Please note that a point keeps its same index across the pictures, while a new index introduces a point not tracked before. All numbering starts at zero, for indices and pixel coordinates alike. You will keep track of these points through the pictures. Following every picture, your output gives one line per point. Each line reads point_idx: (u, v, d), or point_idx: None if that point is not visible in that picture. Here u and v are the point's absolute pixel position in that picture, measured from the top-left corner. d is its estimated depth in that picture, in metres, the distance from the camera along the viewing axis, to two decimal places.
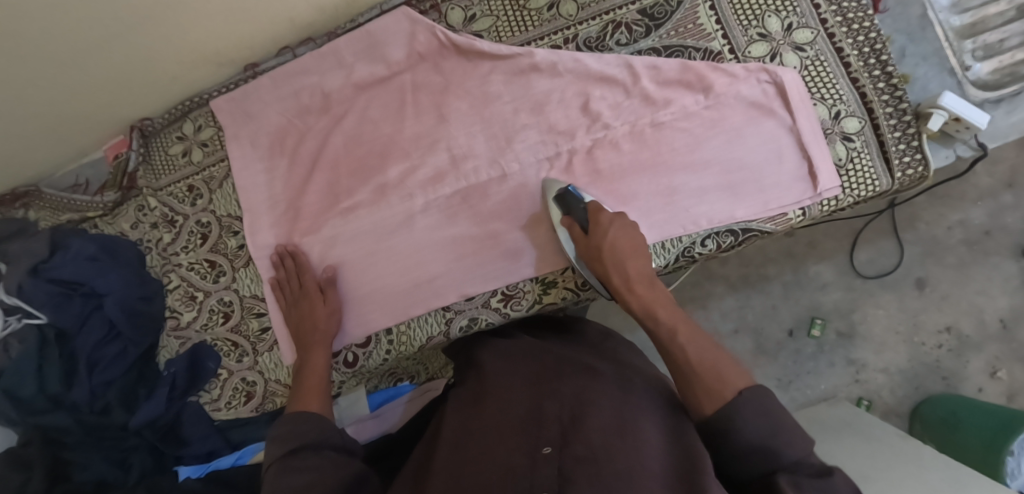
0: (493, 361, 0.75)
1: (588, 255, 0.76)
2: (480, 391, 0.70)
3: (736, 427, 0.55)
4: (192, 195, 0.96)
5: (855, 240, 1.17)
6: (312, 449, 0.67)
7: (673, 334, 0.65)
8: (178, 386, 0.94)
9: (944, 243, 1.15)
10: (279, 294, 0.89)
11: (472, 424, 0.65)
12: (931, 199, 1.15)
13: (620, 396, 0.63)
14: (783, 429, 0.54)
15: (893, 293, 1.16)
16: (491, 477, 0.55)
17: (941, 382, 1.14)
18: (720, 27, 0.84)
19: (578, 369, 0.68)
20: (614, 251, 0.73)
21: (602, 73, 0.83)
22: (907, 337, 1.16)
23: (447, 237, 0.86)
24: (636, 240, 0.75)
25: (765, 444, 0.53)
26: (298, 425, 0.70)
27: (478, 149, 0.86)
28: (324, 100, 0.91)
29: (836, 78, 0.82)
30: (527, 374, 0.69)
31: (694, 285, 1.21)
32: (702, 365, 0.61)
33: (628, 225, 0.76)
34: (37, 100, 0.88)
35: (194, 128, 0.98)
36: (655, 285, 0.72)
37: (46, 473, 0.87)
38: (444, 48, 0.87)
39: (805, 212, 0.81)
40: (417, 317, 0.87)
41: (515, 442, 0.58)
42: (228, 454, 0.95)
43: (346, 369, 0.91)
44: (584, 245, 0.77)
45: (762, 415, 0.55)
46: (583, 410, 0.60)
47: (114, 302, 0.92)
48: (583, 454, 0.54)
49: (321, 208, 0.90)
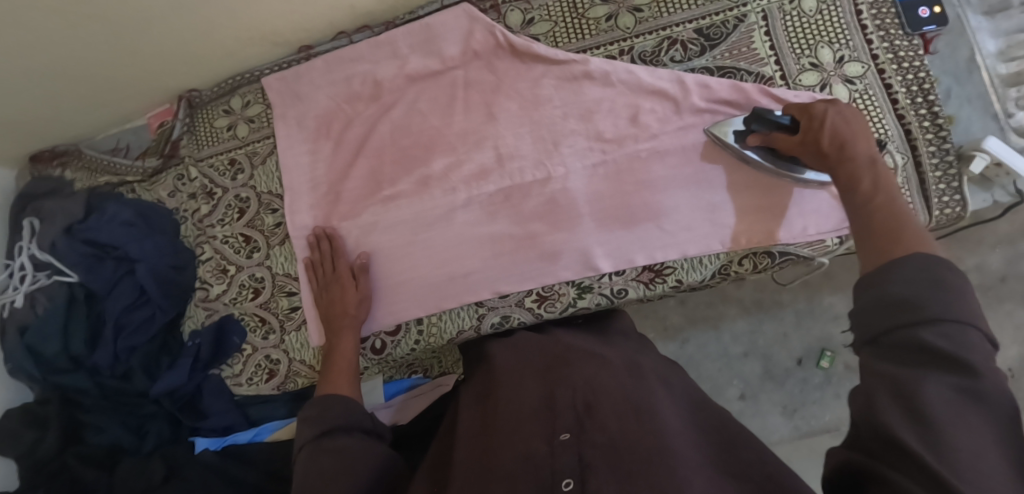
0: (505, 357, 0.76)
1: (802, 150, 0.69)
2: (490, 385, 0.71)
3: (886, 282, 0.46)
4: (233, 169, 0.97)
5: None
6: (343, 432, 0.67)
7: (869, 193, 0.58)
8: (201, 358, 0.93)
9: None
10: (311, 275, 0.89)
11: (488, 417, 0.66)
12: (951, 241, 1.17)
13: (629, 381, 0.66)
14: (940, 290, 0.43)
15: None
16: (513, 468, 0.56)
17: None
18: (774, 54, 0.85)
19: (588, 358, 0.70)
20: (834, 140, 0.65)
21: (655, 86, 0.85)
22: None
23: (488, 232, 0.86)
24: (865, 127, 0.66)
25: (911, 301, 0.43)
26: (324, 406, 0.70)
27: (524, 150, 0.87)
28: (374, 88, 0.92)
29: (883, 113, 0.84)
30: (538, 365, 0.71)
31: (708, 304, 1.23)
32: (886, 222, 0.53)
33: (849, 115, 0.67)
34: (93, 60, 0.88)
35: (242, 103, 0.98)
36: (877, 167, 0.61)
37: (61, 435, 0.91)
38: (500, 48, 0.88)
39: (840, 242, 0.84)
40: (449, 310, 0.88)
41: (534, 429, 0.60)
42: (245, 430, 0.94)
43: (373, 355, 0.91)
44: (794, 140, 0.70)
45: (938, 278, 0.44)
46: (596, 399, 0.61)
47: (148, 268, 0.92)
48: (601, 442, 0.55)
49: (362, 193, 0.91)
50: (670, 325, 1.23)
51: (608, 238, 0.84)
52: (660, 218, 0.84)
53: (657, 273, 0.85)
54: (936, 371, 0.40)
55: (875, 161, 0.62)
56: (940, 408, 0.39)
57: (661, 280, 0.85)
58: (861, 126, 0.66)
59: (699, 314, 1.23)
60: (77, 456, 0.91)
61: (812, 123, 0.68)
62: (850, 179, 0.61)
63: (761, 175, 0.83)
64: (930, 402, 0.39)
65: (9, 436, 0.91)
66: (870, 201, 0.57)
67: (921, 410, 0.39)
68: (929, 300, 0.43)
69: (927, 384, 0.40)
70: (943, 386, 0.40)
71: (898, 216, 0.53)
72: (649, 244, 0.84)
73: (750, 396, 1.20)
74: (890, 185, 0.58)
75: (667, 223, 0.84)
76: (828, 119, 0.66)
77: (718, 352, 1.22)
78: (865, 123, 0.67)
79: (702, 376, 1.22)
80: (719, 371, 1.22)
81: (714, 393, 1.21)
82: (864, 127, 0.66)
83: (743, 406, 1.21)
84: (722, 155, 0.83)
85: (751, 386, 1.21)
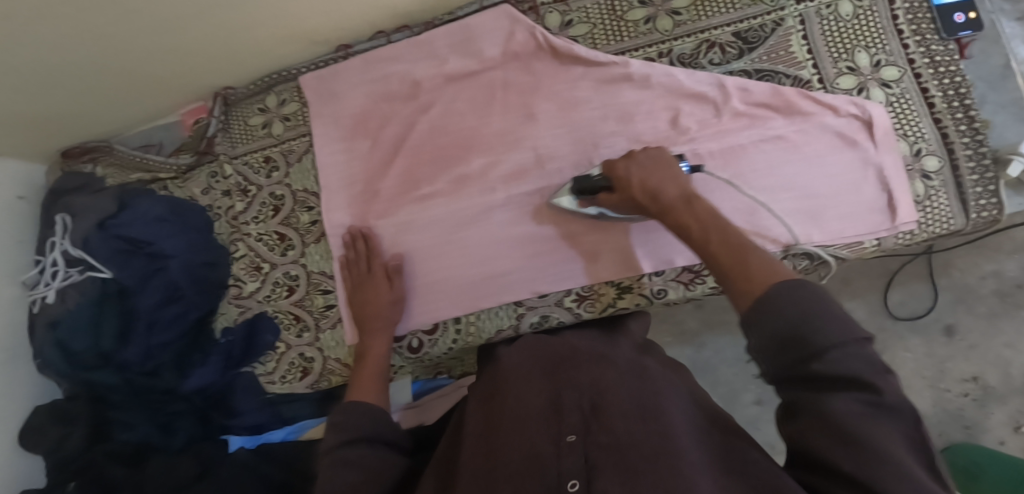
0: (515, 354, 0.75)
1: (624, 205, 0.75)
2: (495, 382, 0.71)
3: (771, 317, 0.50)
4: (268, 166, 0.97)
5: (890, 280, 1.20)
6: (366, 444, 0.68)
7: (704, 235, 0.63)
8: (233, 356, 0.93)
9: (977, 292, 1.18)
10: (346, 273, 0.89)
11: (492, 415, 0.66)
12: (968, 249, 1.18)
13: (637, 382, 0.65)
14: (816, 319, 0.48)
15: (921, 337, 1.19)
16: (518, 473, 0.56)
17: (963, 431, 1.16)
18: (812, 57, 0.86)
19: (592, 357, 0.70)
20: (645, 192, 0.71)
21: (694, 89, 0.85)
22: (931, 382, 1.18)
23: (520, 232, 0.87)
24: (667, 168, 0.71)
25: (795, 335, 0.49)
26: (349, 417, 0.70)
27: (562, 151, 0.86)
28: (412, 87, 0.91)
29: (919, 116, 0.85)
30: (543, 363, 0.71)
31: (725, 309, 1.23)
32: (735, 258, 0.58)
33: (648, 164, 0.73)
34: (126, 54, 0.87)
35: (277, 101, 0.98)
36: (694, 203, 0.66)
37: (89, 429, 0.91)
38: (541, 49, 0.88)
39: (880, 243, 0.84)
40: (488, 309, 0.87)
41: (538, 430, 0.60)
42: (278, 428, 0.95)
43: (409, 354, 0.90)
44: (614, 198, 0.76)
45: (811, 307, 0.49)
46: (604, 397, 0.61)
47: (180, 264, 0.91)
48: (607, 442, 0.56)
49: (398, 192, 0.90)
50: (687, 330, 1.23)
51: (647, 239, 0.84)
52: None
53: (697, 274, 0.84)
54: (840, 394, 0.47)
55: (690, 197, 0.67)
56: (858, 430, 0.46)
57: (701, 281, 0.84)
58: (663, 166, 0.72)
59: (716, 319, 1.23)
60: (104, 454, 0.89)
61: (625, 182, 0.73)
62: (683, 220, 0.65)
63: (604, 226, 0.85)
64: (845, 426, 0.46)
65: (37, 433, 0.91)
66: (708, 243, 0.62)
67: (841, 433, 0.46)
68: (812, 333, 0.48)
69: (841, 401, 0.47)
70: (856, 403, 0.47)
71: (738, 250, 0.59)
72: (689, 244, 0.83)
73: (767, 401, 1.20)
74: (715, 216, 0.64)
75: None
76: (632, 177, 0.72)
77: (735, 357, 1.22)
78: (667, 163, 0.72)
79: (718, 381, 1.22)
80: (736, 376, 1.22)
81: (731, 398, 1.21)
82: (668, 169, 0.71)
83: (760, 411, 1.21)
84: (567, 217, 0.86)
85: (768, 391, 1.21)
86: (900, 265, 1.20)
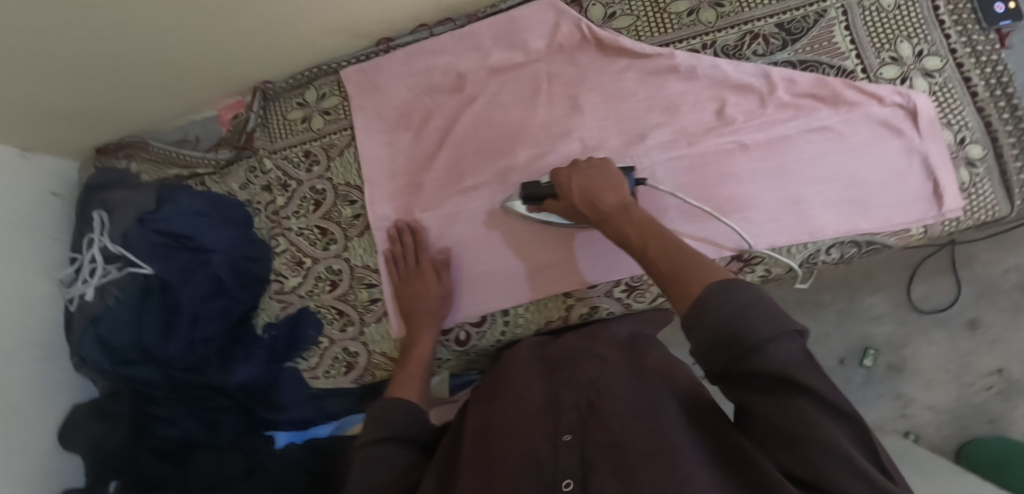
0: (522, 354, 0.77)
1: (571, 212, 0.78)
2: (497, 382, 0.73)
3: (708, 316, 0.53)
4: (308, 160, 0.96)
5: (913, 274, 1.20)
6: (401, 444, 0.71)
7: (642, 242, 0.65)
8: (276, 351, 0.92)
9: (999, 286, 1.18)
10: (392, 267, 0.89)
11: (492, 412, 0.67)
12: (989, 243, 1.18)
13: (634, 380, 0.65)
14: (748, 317, 0.51)
15: (945, 331, 1.20)
16: (512, 468, 0.58)
17: (987, 424, 1.17)
18: (855, 48, 0.87)
19: (591, 355, 0.71)
20: (585, 199, 0.73)
21: (740, 80, 0.86)
22: (955, 376, 1.19)
23: (530, 233, 0.87)
24: (609, 175, 0.74)
25: (730, 336, 0.51)
26: (388, 414, 0.73)
27: (609, 142, 0.87)
28: (456, 80, 0.91)
29: (962, 105, 0.85)
30: (542, 364, 0.73)
31: None
32: (671, 263, 0.61)
33: (592, 171, 0.75)
34: (169, 49, 0.85)
35: (317, 95, 0.97)
36: (633, 210, 0.70)
37: (132, 427, 0.90)
38: (586, 41, 0.89)
39: (926, 231, 0.84)
40: (536, 301, 0.87)
41: (534, 429, 0.61)
42: (324, 423, 0.94)
43: (455, 347, 0.89)
44: (561, 205, 0.78)
45: (745, 305, 0.52)
46: (601, 396, 0.62)
47: (223, 259, 0.91)
48: (603, 440, 0.57)
49: (442, 185, 0.90)
50: None
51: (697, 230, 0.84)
52: (745, 210, 0.84)
53: (746, 263, 0.85)
54: (780, 392, 0.50)
55: (628, 205, 0.70)
56: (798, 424, 0.49)
57: (750, 270, 0.85)
58: (603, 174, 0.74)
59: None
60: (148, 450, 0.90)
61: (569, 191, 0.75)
62: (625, 229, 0.68)
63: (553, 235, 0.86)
64: (785, 421, 0.50)
65: (77, 430, 0.90)
66: (646, 250, 0.64)
67: (783, 428, 0.50)
68: (744, 331, 0.50)
69: (790, 403, 0.50)
70: (801, 402, 0.50)
71: (675, 254, 0.61)
72: (738, 233, 0.84)
73: None
74: (652, 223, 0.67)
75: (753, 214, 0.84)
76: (574, 186, 0.74)
77: None
78: (608, 171, 0.75)
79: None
80: None
81: None
82: (610, 177, 0.74)
83: None
84: (517, 223, 0.87)
85: None
86: (922, 259, 1.20)
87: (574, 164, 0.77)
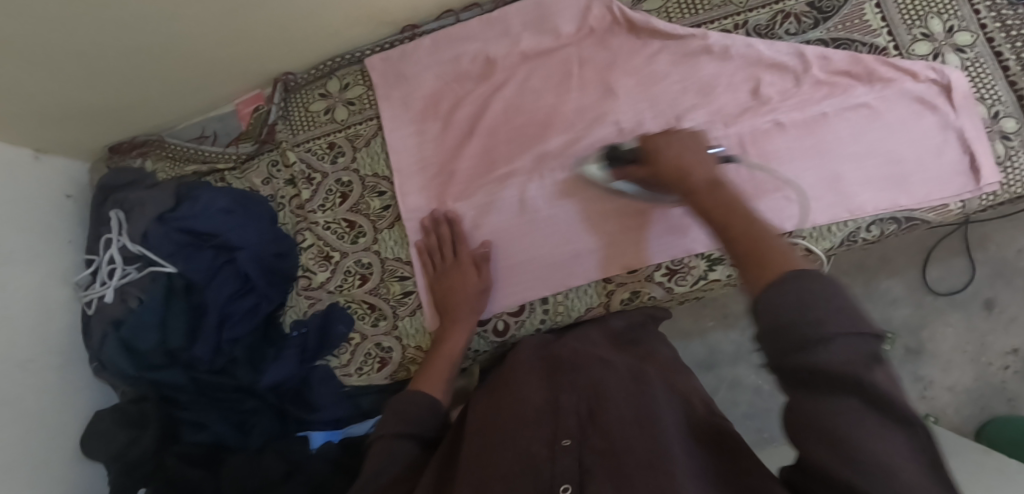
0: (525, 352, 0.77)
1: (651, 180, 0.74)
2: (501, 380, 0.73)
3: (773, 306, 0.47)
4: (333, 152, 0.94)
5: (927, 257, 1.18)
6: (413, 439, 0.71)
7: (722, 223, 0.59)
8: (308, 348, 0.89)
9: (1014, 266, 1.15)
10: (426, 259, 0.87)
11: (492, 410, 0.68)
12: (1004, 222, 1.16)
13: (633, 387, 0.66)
14: (818, 307, 0.45)
15: (961, 312, 1.17)
16: (510, 468, 0.59)
17: (1006, 404, 1.14)
18: (886, 25, 0.86)
19: (592, 360, 0.72)
20: (673, 165, 0.69)
21: (775, 59, 0.85)
22: (973, 356, 1.16)
23: (608, 206, 0.84)
24: (695, 150, 0.71)
25: (791, 324, 0.45)
26: (413, 409, 0.73)
27: (646, 125, 0.85)
28: (485, 66, 0.89)
29: (994, 79, 0.84)
30: (543, 366, 0.73)
31: None
32: (751, 247, 0.54)
33: (684, 142, 0.72)
34: (190, 39, 0.82)
35: (340, 86, 0.95)
36: (722, 186, 0.64)
37: (158, 433, 0.87)
38: (617, 24, 0.88)
39: (964, 206, 0.83)
40: (576, 287, 0.85)
41: (533, 432, 0.62)
42: (360, 421, 0.91)
43: (494, 337, 0.87)
44: (641, 171, 0.75)
45: (814, 296, 0.46)
46: (602, 404, 0.64)
47: (250, 255, 0.88)
48: (601, 449, 0.59)
49: (476, 173, 0.88)
50: (731, 312, 1.19)
51: None
52: (786, 189, 0.83)
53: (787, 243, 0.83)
54: (837, 391, 0.43)
55: (720, 181, 0.64)
56: (851, 430, 0.43)
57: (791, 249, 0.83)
58: (693, 147, 0.71)
59: None
60: (177, 456, 0.86)
61: (656, 156, 0.71)
62: (707, 205, 0.62)
63: (636, 204, 0.83)
64: (838, 424, 0.43)
65: (104, 437, 0.88)
66: (727, 227, 0.59)
67: (832, 431, 0.43)
68: (808, 321, 0.44)
69: (843, 405, 0.43)
70: (856, 404, 0.43)
71: (758, 239, 0.55)
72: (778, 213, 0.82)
73: None
74: (736, 204, 0.60)
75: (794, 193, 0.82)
76: (664, 152, 0.71)
77: None
78: (701, 146, 0.71)
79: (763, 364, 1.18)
80: None
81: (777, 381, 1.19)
82: (700, 152, 0.70)
83: None
84: (559, 205, 0.85)
85: None
86: (937, 242, 1.17)
87: (668, 131, 0.74)
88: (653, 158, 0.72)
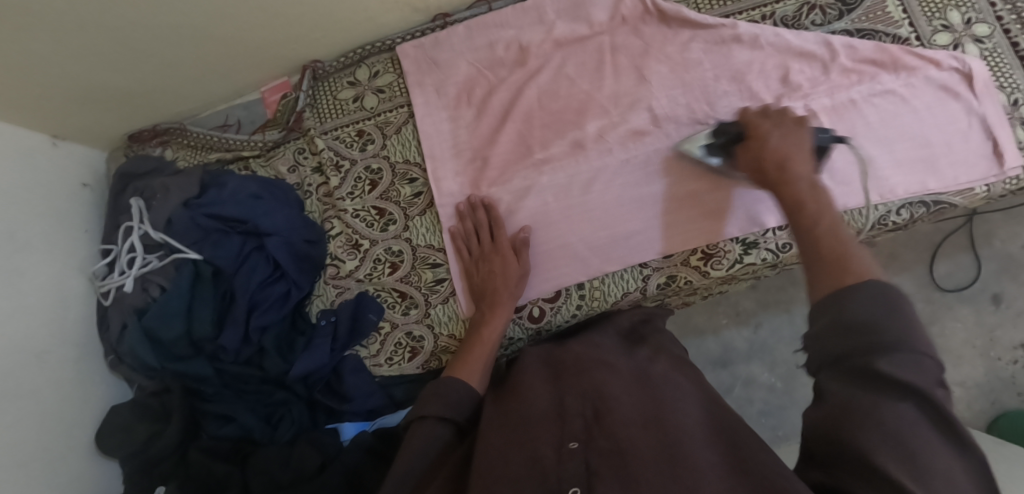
0: (529, 363, 0.76)
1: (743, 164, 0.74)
2: (511, 385, 0.73)
3: (845, 309, 0.49)
4: (362, 140, 0.93)
5: (935, 252, 1.15)
6: (443, 424, 0.68)
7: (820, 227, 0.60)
8: (338, 338, 0.87)
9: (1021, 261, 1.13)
10: (459, 245, 0.86)
11: (498, 413, 0.67)
12: (1008, 218, 1.14)
13: (638, 392, 0.66)
14: (894, 321, 0.47)
15: (971, 307, 1.14)
16: (515, 470, 0.59)
17: (1017, 399, 1.10)
18: (908, 16, 0.87)
19: (596, 363, 0.71)
20: (772, 151, 0.70)
21: (804, 48, 0.87)
22: (983, 351, 1.13)
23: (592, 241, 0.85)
24: (801, 147, 0.70)
25: (869, 327, 0.47)
26: (454, 394, 0.71)
27: (678, 111, 0.86)
28: (519, 53, 0.90)
29: (1012, 68, 0.84)
30: (548, 372, 0.73)
31: (779, 287, 1.18)
32: (835, 251, 0.56)
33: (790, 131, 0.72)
34: (226, 22, 0.82)
35: (369, 74, 0.95)
36: (817, 188, 0.65)
37: (182, 427, 0.85)
38: (648, 14, 0.89)
39: (989, 190, 0.84)
40: (612, 273, 0.85)
41: (540, 434, 0.62)
42: (393, 412, 0.89)
43: (529, 324, 0.86)
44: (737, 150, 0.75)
45: (888, 307, 0.48)
46: (606, 406, 0.63)
47: (281, 242, 0.86)
48: (609, 448, 0.58)
49: (512, 158, 0.88)
50: (744, 310, 1.18)
51: None
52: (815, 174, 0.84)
53: None
54: (904, 398, 0.44)
55: (808, 177, 0.67)
56: (907, 434, 0.43)
57: None
58: (798, 141, 0.71)
59: (771, 298, 1.18)
60: (202, 450, 0.84)
61: (764, 143, 0.71)
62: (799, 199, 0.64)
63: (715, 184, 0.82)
64: (896, 427, 0.43)
65: (123, 431, 0.85)
66: (815, 226, 0.60)
67: (892, 434, 0.43)
68: (883, 332, 0.46)
69: (899, 407, 0.44)
70: (912, 411, 0.44)
71: (843, 245, 0.56)
72: None
73: None
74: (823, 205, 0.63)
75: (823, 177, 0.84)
76: (765, 138, 0.71)
77: (793, 335, 1.17)
78: (803, 142, 0.71)
79: (777, 361, 1.17)
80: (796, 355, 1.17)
81: (791, 378, 1.16)
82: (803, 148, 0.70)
83: None
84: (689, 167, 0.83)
85: None
86: (945, 237, 1.15)
87: (780, 119, 0.74)
88: (755, 141, 0.72)
